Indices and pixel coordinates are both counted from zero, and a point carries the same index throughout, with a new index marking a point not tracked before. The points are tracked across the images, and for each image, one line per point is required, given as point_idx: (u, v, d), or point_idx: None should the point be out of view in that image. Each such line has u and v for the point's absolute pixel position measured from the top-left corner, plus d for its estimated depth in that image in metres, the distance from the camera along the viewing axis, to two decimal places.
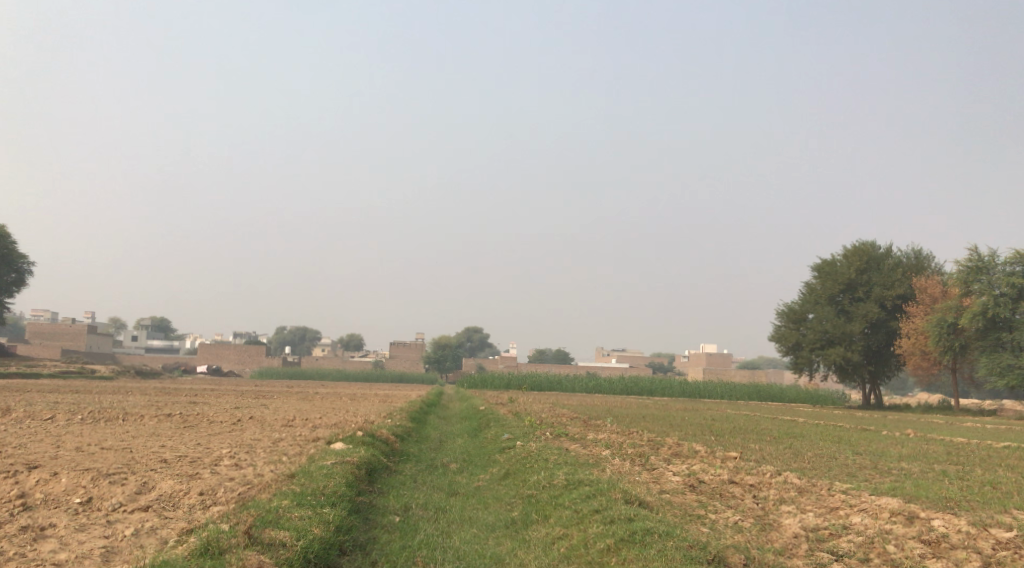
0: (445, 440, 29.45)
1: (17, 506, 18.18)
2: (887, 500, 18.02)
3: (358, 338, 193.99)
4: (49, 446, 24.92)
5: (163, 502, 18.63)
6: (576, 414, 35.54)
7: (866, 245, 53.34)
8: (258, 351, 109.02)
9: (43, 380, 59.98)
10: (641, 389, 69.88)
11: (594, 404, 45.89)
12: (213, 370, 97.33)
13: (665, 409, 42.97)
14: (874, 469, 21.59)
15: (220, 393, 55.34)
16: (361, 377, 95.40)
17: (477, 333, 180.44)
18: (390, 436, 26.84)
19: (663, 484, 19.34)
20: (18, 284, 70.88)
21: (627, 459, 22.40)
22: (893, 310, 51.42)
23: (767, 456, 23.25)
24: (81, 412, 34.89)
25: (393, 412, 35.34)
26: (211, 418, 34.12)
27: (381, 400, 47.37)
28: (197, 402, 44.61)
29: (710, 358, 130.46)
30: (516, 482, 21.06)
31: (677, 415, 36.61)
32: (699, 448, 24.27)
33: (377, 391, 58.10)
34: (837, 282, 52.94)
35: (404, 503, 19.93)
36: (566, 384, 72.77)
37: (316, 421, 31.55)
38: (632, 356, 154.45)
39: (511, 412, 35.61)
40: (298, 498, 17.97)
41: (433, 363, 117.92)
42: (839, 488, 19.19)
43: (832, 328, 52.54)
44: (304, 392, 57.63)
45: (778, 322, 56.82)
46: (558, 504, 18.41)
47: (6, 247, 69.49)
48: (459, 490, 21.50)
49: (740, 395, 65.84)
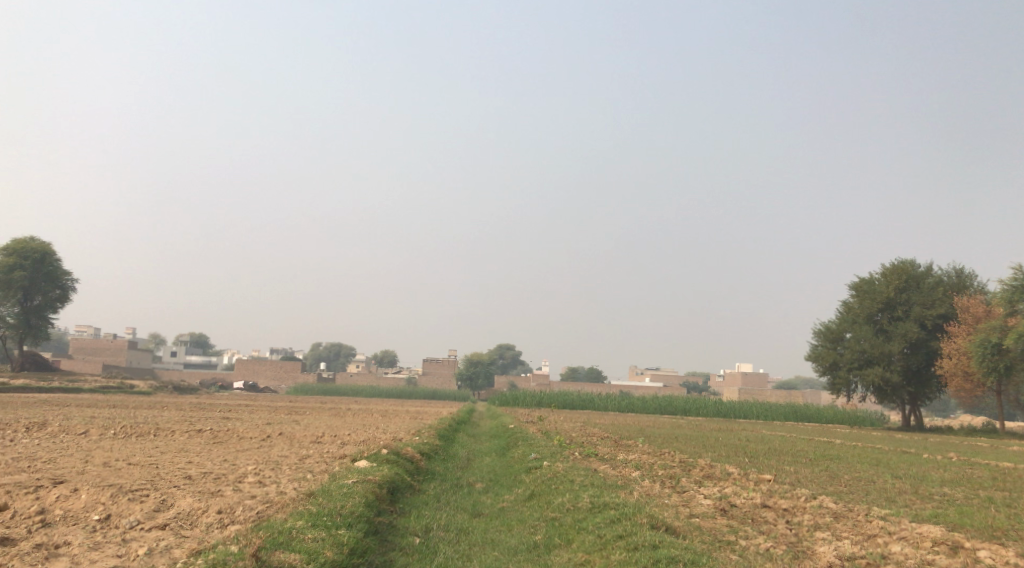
0: (472, 459, 28.88)
1: (35, 523, 17.87)
2: (929, 528, 17.17)
3: (392, 356, 194.07)
4: (77, 461, 24.65)
5: (181, 520, 18.22)
6: (607, 434, 34.75)
7: (906, 263, 52.14)
8: (295, 368, 109.18)
9: (80, 394, 60.16)
10: (675, 409, 68.78)
11: (627, 423, 45.15)
12: (250, 386, 97.45)
13: (699, 429, 42.19)
14: (915, 494, 20.69)
15: (255, 409, 55.19)
16: (395, 394, 95.26)
17: (509, 350, 180.10)
18: (415, 453, 26.27)
19: (692, 508, 18.60)
20: (62, 301, 70.96)
21: (656, 480, 21.69)
22: (934, 329, 50.12)
23: (803, 479, 22.42)
24: (114, 426, 34.73)
25: (422, 430, 34.80)
26: (241, 434, 33.83)
27: (414, 416, 46.81)
28: (231, 418, 44.39)
29: (745, 378, 128.99)
30: (541, 504, 20.43)
31: (710, 436, 35.79)
32: (732, 470, 23.49)
33: (409, 408, 57.62)
34: (875, 301, 51.81)
35: (425, 524, 19.36)
36: (599, 403, 71.85)
37: (345, 438, 31.11)
38: (665, 375, 153.24)
39: (540, 431, 34.99)
40: (312, 518, 17.49)
41: (466, 380, 117.54)
42: (877, 514, 18.36)
43: (870, 348, 51.44)
44: (338, 408, 57.23)
45: (815, 341, 55.66)
46: (581, 528, 17.77)
47: (50, 264, 69.93)
48: (483, 510, 20.92)
49: (776, 415, 64.74)
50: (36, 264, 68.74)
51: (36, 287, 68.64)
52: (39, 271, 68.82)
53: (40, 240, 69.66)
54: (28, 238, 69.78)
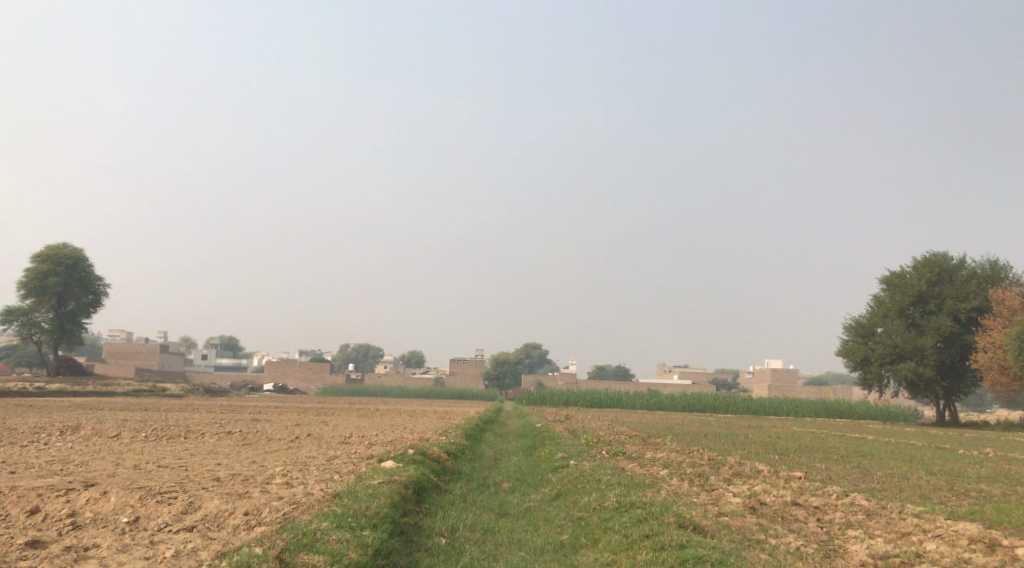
0: (500, 458, 28.74)
1: (65, 525, 17.91)
2: (964, 526, 16.83)
3: (419, 356, 194.26)
4: (108, 464, 24.73)
5: (209, 522, 18.19)
6: (635, 432, 34.48)
7: (937, 256, 51.43)
8: (324, 370, 109.33)
9: (113, 398, 60.62)
10: (704, 406, 68.28)
11: (656, 421, 44.87)
12: (279, 388, 97.73)
13: (728, 425, 41.86)
14: (950, 490, 20.31)
15: (284, 410, 55.32)
16: (423, 394, 95.36)
17: (535, 350, 179.92)
18: (442, 453, 26.11)
19: (721, 507, 18.35)
20: (94, 306, 71.42)
21: (684, 479, 21.42)
22: (968, 323, 49.43)
23: (834, 476, 22.09)
24: (145, 429, 34.86)
25: (449, 430, 34.61)
26: (270, 435, 33.84)
27: (440, 416, 46.72)
28: (261, 419, 44.52)
29: (775, 375, 128.27)
30: (568, 503, 20.24)
31: (740, 433, 35.37)
32: (762, 468, 23.16)
33: (437, 408, 57.59)
34: (907, 294, 51.16)
35: (451, 524, 19.24)
36: (627, 401, 71.54)
37: (373, 438, 31.07)
38: (694, 372, 152.64)
39: (567, 429, 34.77)
40: (337, 519, 17.45)
41: (493, 380, 117.51)
42: (911, 512, 18.03)
43: (902, 342, 50.82)
44: (365, 409, 57.08)
45: (846, 336, 55.05)
46: (607, 528, 17.57)
47: (82, 269, 70.47)
48: (509, 510, 20.75)
49: (807, 411, 64.09)
50: (69, 270, 69.34)
51: (69, 292, 69.19)
52: (71, 276, 69.41)
53: (72, 246, 70.32)
54: (61, 244, 70.46)
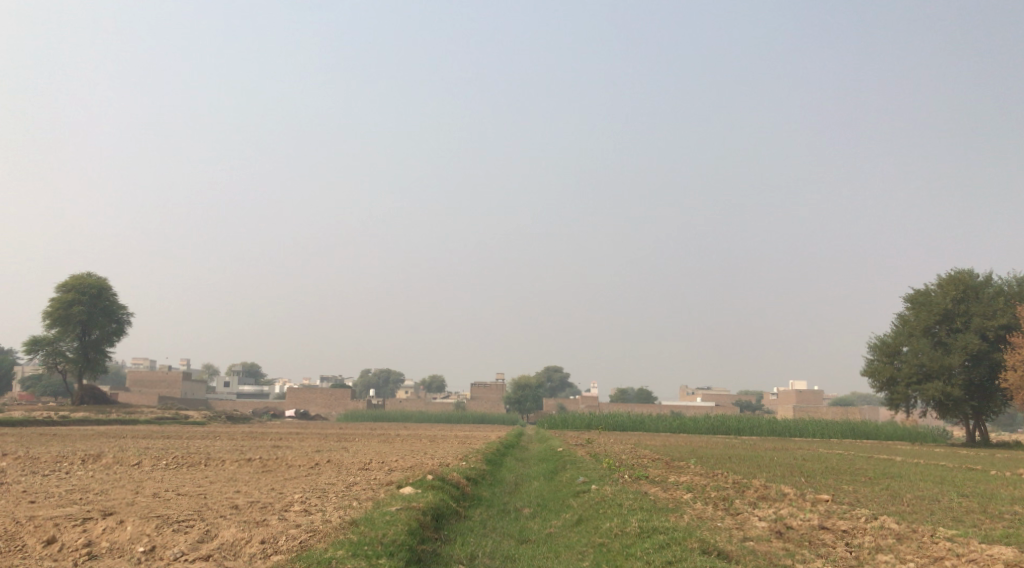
0: (520, 483, 28.30)
1: (81, 556, 17.69)
2: (1000, 550, 16.27)
3: (440, 380, 193.81)
4: (127, 493, 24.47)
5: (225, 551, 17.85)
6: (658, 456, 33.89)
7: (963, 273, 50.72)
8: (346, 397, 108.92)
9: (136, 426, 60.37)
10: (728, 428, 67.67)
11: (680, 444, 44.37)
12: (300, 415, 97.41)
13: (754, 448, 41.33)
14: (983, 513, 19.76)
15: (306, 436, 55.16)
16: (444, 419, 94.86)
17: (556, 372, 179.55)
18: (461, 478, 25.70)
19: (747, 531, 17.88)
20: (118, 334, 71.33)
21: (708, 503, 20.95)
22: (997, 341, 48.60)
23: (861, 499, 21.53)
24: (165, 457, 34.62)
25: (469, 455, 34.13)
26: (289, 461, 33.54)
27: (462, 440, 46.31)
28: (283, 445, 44.35)
29: (800, 394, 127.37)
30: (589, 529, 19.82)
31: (766, 455, 34.85)
32: (788, 490, 22.63)
33: (458, 433, 57.21)
34: (932, 313, 50.48)
35: (470, 551, 18.90)
36: (650, 424, 71.03)
37: (393, 464, 30.69)
38: (719, 394, 151.63)
39: (588, 453, 34.32)
40: (353, 547, 17.30)
41: (515, 403, 117.00)
42: (944, 535, 17.51)
43: (928, 361, 50.15)
44: (387, 434, 56.71)
45: (872, 356, 54.33)
46: (629, 554, 17.08)
47: (107, 298, 70.73)
48: (530, 536, 20.38)
49: (832, 432, 63.32)
50: (93, 299, 69.51)
51: (93, 322, 69.20)
52: (95, 306, 69.57)
53: (97, 275, 70.84)
54: (86, 274, 70.93)
